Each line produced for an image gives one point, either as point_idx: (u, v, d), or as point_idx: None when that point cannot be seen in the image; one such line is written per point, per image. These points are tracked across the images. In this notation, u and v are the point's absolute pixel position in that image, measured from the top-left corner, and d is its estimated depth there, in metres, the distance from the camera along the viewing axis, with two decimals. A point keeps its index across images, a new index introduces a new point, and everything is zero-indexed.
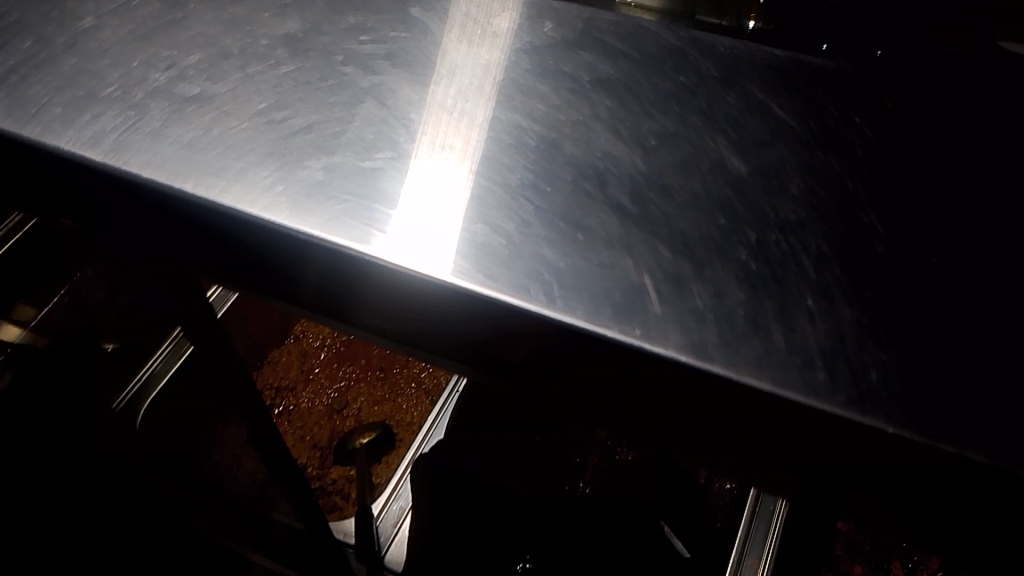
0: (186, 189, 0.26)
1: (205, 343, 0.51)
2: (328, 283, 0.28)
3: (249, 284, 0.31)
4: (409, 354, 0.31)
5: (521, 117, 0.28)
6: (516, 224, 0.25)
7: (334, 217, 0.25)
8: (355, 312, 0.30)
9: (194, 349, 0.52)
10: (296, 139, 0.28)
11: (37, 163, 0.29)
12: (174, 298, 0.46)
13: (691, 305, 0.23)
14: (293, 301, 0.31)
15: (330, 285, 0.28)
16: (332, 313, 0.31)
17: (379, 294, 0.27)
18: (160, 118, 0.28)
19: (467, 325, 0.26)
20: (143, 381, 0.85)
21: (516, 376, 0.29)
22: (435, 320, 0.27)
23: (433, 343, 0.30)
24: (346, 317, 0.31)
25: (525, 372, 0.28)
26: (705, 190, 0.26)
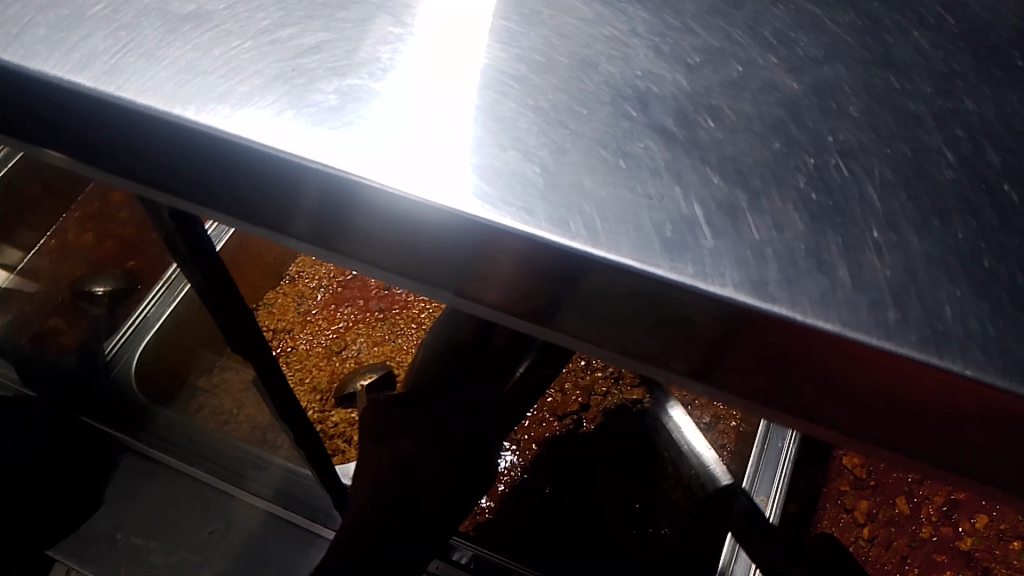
0: (187, 116, 0.24)
1: (208, 288, 0.50)
2: (343, 218, 0.26)
3: (255, 222, 0.30)
4: (417, 291, 0.29)
5: (552, 34, 0.25)
6: (551, 151, 0.23)
7: (346, 145, 0.23)
8: (369, 250, 0.28)
9: (204, 293, 0.50)
10: (303, 60, 0.25)
11: (24, 91, 0.26)
12: (182, 247, 0.44)
13: (747, 238, 0.21)
14: (302, 240, 0.29)
15: (346, 218, 0.26)
16: (343, 251, 0.29)
17: (399, 231, 0.25)
18: (154, 38, 0.26)
19: (479, 257, 0.24)
20: (137, 324, 0.85)
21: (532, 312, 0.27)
22: (456, 259, 0.26)
23: (449, 281, 0.28)
24: (352, 254, 0.29)
25: (540, 310, 0.26)
26: (755, 112, 0.24)
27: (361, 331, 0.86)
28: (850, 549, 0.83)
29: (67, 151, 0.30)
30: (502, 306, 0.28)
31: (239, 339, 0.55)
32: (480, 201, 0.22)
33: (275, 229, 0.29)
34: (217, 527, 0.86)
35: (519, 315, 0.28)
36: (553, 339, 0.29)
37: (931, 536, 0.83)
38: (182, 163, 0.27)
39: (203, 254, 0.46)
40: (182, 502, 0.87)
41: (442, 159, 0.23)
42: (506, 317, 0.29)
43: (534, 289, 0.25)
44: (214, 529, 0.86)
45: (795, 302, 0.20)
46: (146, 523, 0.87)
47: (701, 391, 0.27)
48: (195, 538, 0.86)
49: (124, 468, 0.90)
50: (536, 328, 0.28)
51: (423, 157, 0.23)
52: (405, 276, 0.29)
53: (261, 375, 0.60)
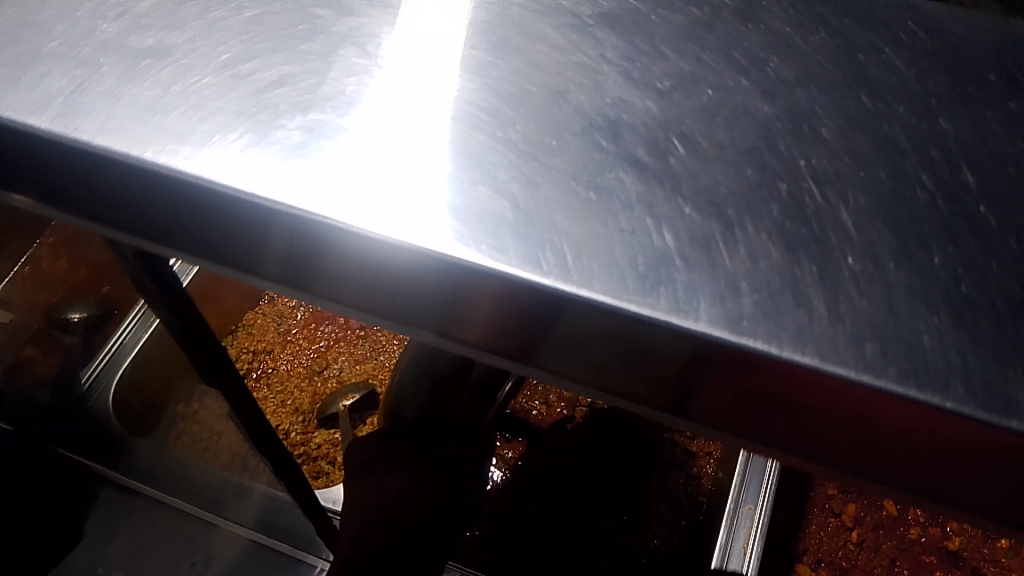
0: (147, 158, 0.23)
1: (180, 327, 0.49)
2: (313, 255, 0.26)
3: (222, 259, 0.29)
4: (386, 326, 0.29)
5: (521, 62, 0.25)
6: (521, 185, 0.22)
7: (309, 183, 0.22)
8: (342, 284, 0.28)
9: (176, 333, 0.50)
10: (267, 95, 0.24)
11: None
12: (148, 290, 0.44)
13: (723, 270, 0.21)
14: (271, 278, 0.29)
15: (317, 257, 0.25)
16: (313, 289, 0.28)
17: (371, 268, 0.25)
18: (113, 76, 0.25)
19: (444, 291, 0.24)
20: (115, 351, 0.84)
21: (504, 349, 0.27)
22: (430, 296, 0.25)
23: (422, 316, 0.27)
24: (322, 292, 0.29)
25: (515, 347, 0.26)
26: (729, 139, 0.23)
27: (343, 349, 0.84)
28: (837, 554, 0.80)
29: (27, 191, 0.29)
30: (470, 338, 0.27)
31: (211, 374, 0.54)
32: (448, 239, 0.21)
33: (239, 266, 0.28)
34: (198, 560, 0.85)
35: (486, 348, 0.27)
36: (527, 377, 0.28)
37: (919, 538, 0.78)
38: (146, 202, 0.26)
39: (172, 295, 0.46)
40: (160, 534, 0.86)
41: (408, 195, 0.22)
42: (477, 351, 0.28)
43: (503, 322, 0.25)
44: (195, 559, 0.85)
45: (774, 337, 0.20)
46: (124, 558, 0.86)
47: (680, 420, 0.26)
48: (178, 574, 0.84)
49: (103, 501, 0.87)
50: (505, 361, 0.27)
51: (387, 192, 0.22)
52: (370, 309, 0.28)
53: (236, 407, 0.60)
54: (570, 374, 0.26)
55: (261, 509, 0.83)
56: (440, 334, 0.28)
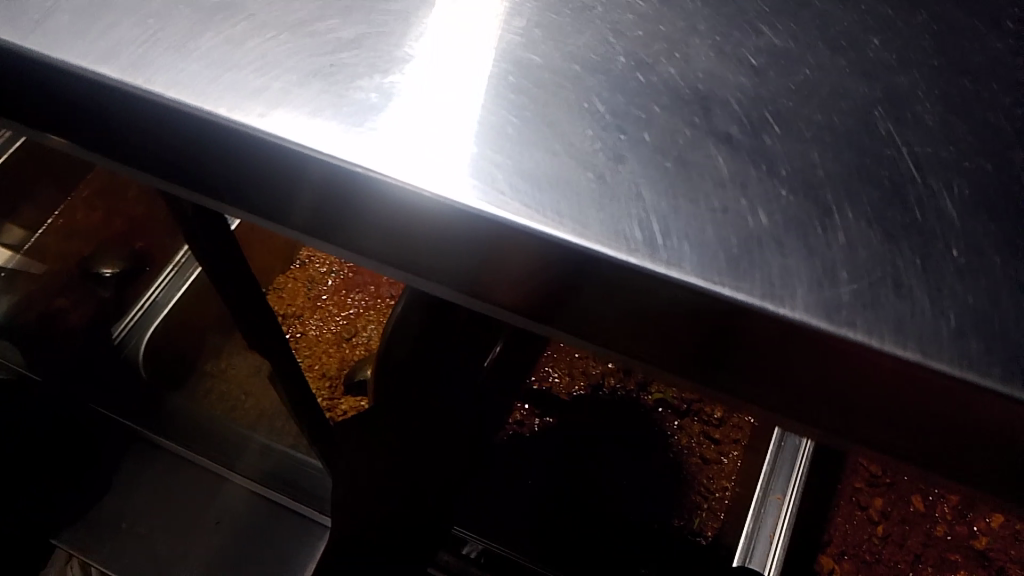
0: (220, 114, 0.22)
1: (228, 273, 0.49)
2: (370, 216, 0.25)
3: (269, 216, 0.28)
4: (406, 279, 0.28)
5: (608, 30, 0.24)
6: (608, 159, 0.22)
7: (377, 146, 0.22)
8: (373, 242, 0.27)
9: (221, 281, 0.50)
10: (343, 55, 0.24)
11: (39, 78, 0.25)
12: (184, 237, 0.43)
13: (820, 258, 0.20)
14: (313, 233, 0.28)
15: (376, 219, 0.25)
16: (335, 238, 0.27)
17: (432, 236, 0.24)
18: (184, 28, 0.24)
19: (491, 256, 0.23)
20: (148, 307, 0.83)
21: (535, 305, 0.26)
22: (488, 268, 0.25)
23: (456, 275, 0.26)
24: (345, 242, 0.28)
25: (546, 307, 0.25)
26: (827, 121, 0.22)
27: (373, 318, 0.80)
28: (862, 549, 0.74)
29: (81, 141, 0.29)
30: (506, 303, 0.26)
31: (250, 322, 0.54)
32: (532, 211, 0.20)
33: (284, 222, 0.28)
34: (223, 520, 0.83)
35: (519, 312, 0.26)
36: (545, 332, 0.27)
37: (945, 537, 0.73)
38: (205, 159, 0.26)
39: (207, 245, 0.45)
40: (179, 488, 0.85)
41: (479, 163, 0.21)
42: (509, 314, 0.27)
43: (545, 289, 0.24)
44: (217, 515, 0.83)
45: (875, 329, 0.19)
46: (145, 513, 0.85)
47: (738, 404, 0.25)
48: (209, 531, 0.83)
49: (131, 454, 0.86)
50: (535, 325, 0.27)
51: (467, 161, 0.21)
52: (406, 268, 0.27)
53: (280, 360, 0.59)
54: (606, 342, 0.25)
55: (286, 468, 0.81)
56: (474, 296, 0.27)
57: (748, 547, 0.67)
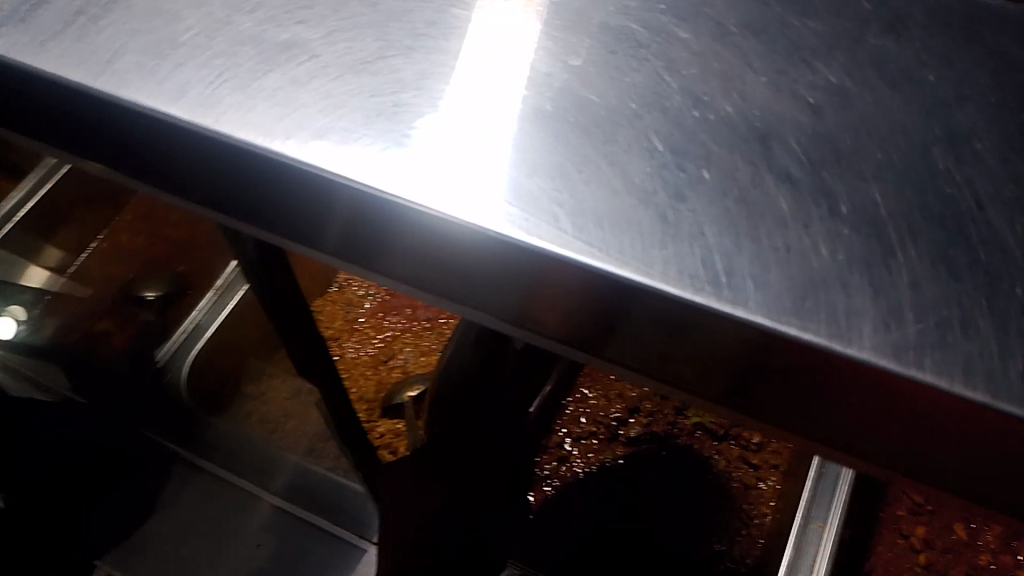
0: (285, 154, 0.23)
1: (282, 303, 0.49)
2: (414, 247, 0.25)
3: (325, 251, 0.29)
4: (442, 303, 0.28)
5: (663, 67, 0.24)
6: (668, 196, 0.22)
7: (439, 183, 0.22)
8: (410, 266, 0.27)
9: (273, 311, 0.50)
10: (404, 93, 0.24)
11: (103, 112, 0.26)
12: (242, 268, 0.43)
13: (885, 297, 0.20)
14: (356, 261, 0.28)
15: (428, 255, 0.25)
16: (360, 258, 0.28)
17: (484, 274, 0.24)
18: (250, 68, 0.25)
19: (543, 290, 0.23)
20: (189, 333, 0.79)
21: (578, 332, 0.26)
22: (532, 296, 0.25)
23: (497, 301, 0.26)
24: (376, 266, 0.28)
25: (590, 332, 0.25)
26: (887, 158, 0.22)
27: (408, 340, 0.80)
28: None
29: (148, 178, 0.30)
30: (550, 327, 0.26)
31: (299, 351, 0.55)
32: (594, 250, 0.21)
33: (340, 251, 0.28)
34: (264, 542, 0.88)
35: (574, 344, 0.26)
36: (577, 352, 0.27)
37: None
38: (265, 193, 0.26)
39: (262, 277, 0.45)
40: (215, 508, 0.90)
41: (542, 202, 0.22)
42: (559, 343, 0.27)
43: (596, 317, 0.24)
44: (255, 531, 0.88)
45: (944, 369, 0.19)
46: (192, 530, 0.91)
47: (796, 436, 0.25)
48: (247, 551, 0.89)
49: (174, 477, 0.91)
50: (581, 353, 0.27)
51: (527, 199, 0.22)
52: (455, 297, 0.28)
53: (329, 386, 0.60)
54: (650, 370, 0.25)
55: (319, 490, 0.84)
56: (518, 322, 0.27)
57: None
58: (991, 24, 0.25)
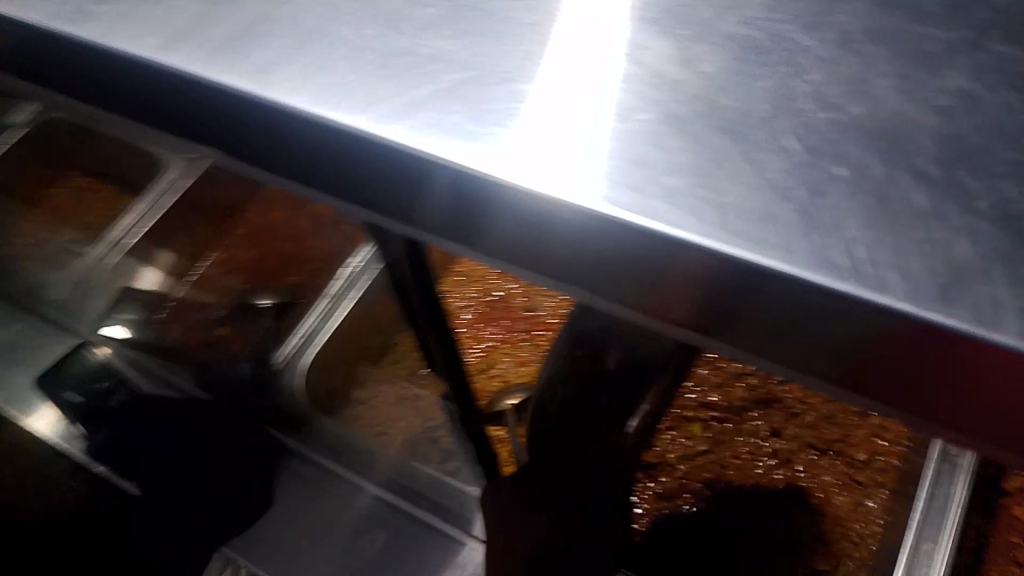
0: (442, 152, 0.25)
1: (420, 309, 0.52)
2: (533, 235, 0.27)
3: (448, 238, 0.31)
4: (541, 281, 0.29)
5: (793, 73, 0.26)
6: (802, 191, 0.23)
7: (579, 180, 0.24)
8: (533, 256, 0.28)
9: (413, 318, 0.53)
10: (551, 102, 0.26)
11: (276, 123, 0.29)
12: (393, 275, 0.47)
13: (1020, 286, 0.21)
14: (474, 249, 0.30)
15: (546, 242, 0.26)
16: (457, 230, 0.29)
17: (615, 258, 0.25)
18: (408, 78, 0.27)
19: (672, 283, 0.25)
20: (304, 337, 0.87)
21: (697, 321, 0.26)
22: (651, 286, 0.25)
23: (612, 290, 0.27)
24: (477, 244, 0.29)
25: (710, 319, 0.25)
26: (1018, 157, 0.23)
27: None
28: None
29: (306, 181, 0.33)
30: (671, 318, 0.27)
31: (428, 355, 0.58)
32: (736, 243, 0.22)
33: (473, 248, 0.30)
34: (378, 535, 0.97)
35: (693, 329, 0.27)
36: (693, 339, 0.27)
37: None
38: (416, 191, 0.29)
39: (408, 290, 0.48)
40: (328, 499, 1.00)
41: (681, 196, 0.23)
42: (679, 331, 0.27)
43: (719, 308, 0.25)
44: (365, 519, 0.98)
45: None
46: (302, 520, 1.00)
47: (919, 429, 0.26)
48: (357, 545, 0.97)
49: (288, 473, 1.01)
50: (701, 339, 0.27)
51: (667, 195, 0.23)
52: (571, 282, 0.28)
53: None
54: (769, 360, 0.26)
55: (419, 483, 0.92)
56: (635, 310, 0.27)
57: None
58: None
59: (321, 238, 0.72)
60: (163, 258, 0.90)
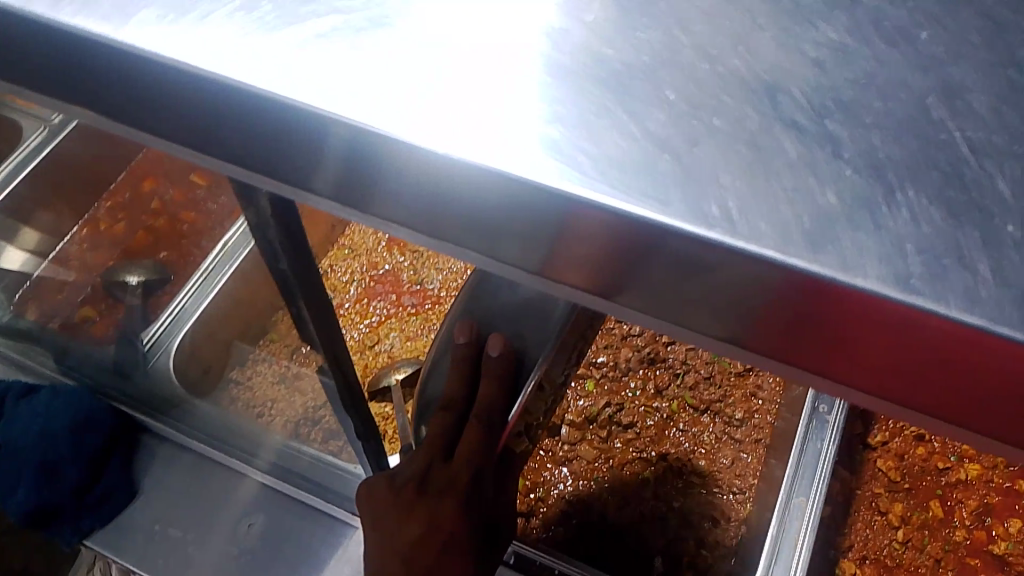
0: (315, 104, 0.24)
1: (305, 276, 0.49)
2: (426, 192, 0.26)
3: (345, 202, 0.30)
4: (444, 247, 0.30)
5: (673, 25, 0.25)
6: (683, 139, 0.23)
7: (459, 133, 0.23)
8: (433, 217, 0.28)
9: (292, 290, 0.51)
10: (428, 49, 0.25)
11: (126, 65, 0.27)
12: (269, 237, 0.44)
13: (889, 230, 0.21)
14: (370, 212, 0.30)
15: (440, 199, 0.26)
16: (358, 198, 0.29)
17: (511, 217, 0.25)
18: (270, 20, 0.25)
19: (566, 238, 0.25)
20: (177, 314, 0.82)
21: (597, 282, 0.27)
22: (547, 244, 0.26)
23: (515, 252, 0.28)
24: (372, 209, 0.30)
25: (608, 280, 0.26)
26: (887, 109, 0.23)
27: (393, 326, 0.81)
28: (883, 552, 0.86)
29: (176, 139, 0.31)
30: (571, 279, 0.28)
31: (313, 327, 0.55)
32: (617, 194, 0.22)
33: (369, 210, 0.30)
34: (255, 520, 0.93)
35: (591, 292, 0.28)
36: (597, 305, 0.28)
37: (964, 539, 0.87)
38: (291, 146, 0.27)
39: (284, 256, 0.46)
40: (204, 487, 0.96)
41: (563, 147, 0.23)
42: (580, 295, 0.28)
43: (614, 263, 0.25)
44: (245, 506, 0.94)
45: (942, 297, 0.20)
46: (172, 509, 0.95)
47: (800, 376, 0.27)
48: (235, 535, 0.93)
49: (162, 459, 0.98)
50: (594, 299, 0.28)
51: (550, 145, 0.23)
52: (473, 247, 0.29)
53: (330, 368, 0.61)
54: (658, 314, 0.27)
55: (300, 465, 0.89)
56: (540, 273, 0.28)
57: (778, 542, 0.77)
58: None
59: (181, 194, 0.67)
60: (24, 237, 0.84)
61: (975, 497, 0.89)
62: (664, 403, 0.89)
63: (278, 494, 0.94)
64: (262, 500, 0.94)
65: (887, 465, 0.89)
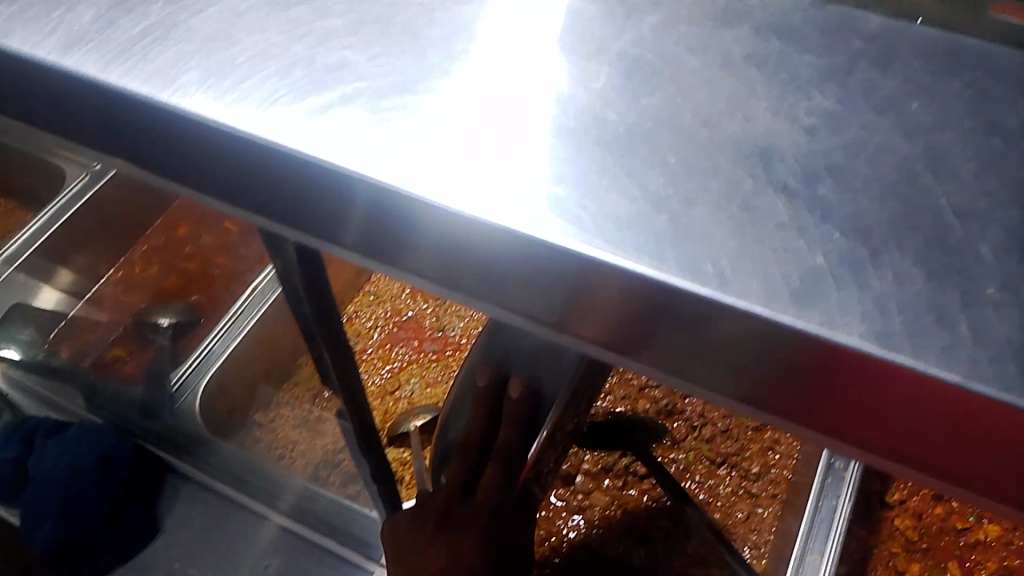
0: (339, 163, 0.26)
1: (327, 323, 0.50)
2: (445, 247, 0.28)
3: (371, 255, 0.32)
4: (465, 300, 0.31)
5: (675, 92, 0.27)
6: (680, 201, 0.25)
7: (473, 192, 0.25)
8: (452, 271, 0.30)
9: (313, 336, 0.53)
10: (444, 113, 0.27)
11: (167, 123, 0.29)
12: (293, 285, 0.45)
13: (873, 290, 0.23)
14: (394, 264, 0.32)
15: (457, 253, 0.28)
16: (383, 252, 0.31)
17: (523, 271, 0.27)
18: (301, 85, 0.28)
19: (574, 292, 0.26)
20: (202, 358, 0.84)
21: (607, 334, 0.28)
22: (558, 298, 0.27)
23: (531, 305, 0.29)
24: (396, 262, 0.31)
25: (616, 332, 0.28)
26: (874, 174, 0.25)
27: (415, 371, 0.83)
28: None
29: (212, 192, 0.34)
30: (584, 332, 0.29)
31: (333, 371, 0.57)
32: (617, 252, 0.24)
33: (393, 262, 0.31)
34: (272, 562, 0.94)
35: (603, 345, 0.29)
36: (608, 357, 0.30)
37: None
38: (319, 201, 0.29)
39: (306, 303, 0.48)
40: (223, 528, 0.97)
41: (567, 207, 0.24)
42: (592, 347, 0.30)
43: (620, 317, 0.27)
44: (263, 547, 0.95)
45: (921, 354, 0.21)
46: (192, 549, 0.96)
47: (802, 429, 0.28)
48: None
49: (184, 498, 0.99)
50: (606, 352, 0.29)
51: (556, 205, 0.24)
52: (492, 299, 0.30)
53: (349, 411, 0.62)
54: (664, 367, 0.28)
55: (319, 508, 0.90)
56: (555, 326, 0.30)
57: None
58: (972, 62, 0.27)
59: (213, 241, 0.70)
60: (60, 277, 0.93)
61: (994, 559, 0.88)
62: (681, 454, 0.89)
63: (295, 536, 0.95)
64: (280, 542, 0.95)
65: (904, 523, 0.88)
